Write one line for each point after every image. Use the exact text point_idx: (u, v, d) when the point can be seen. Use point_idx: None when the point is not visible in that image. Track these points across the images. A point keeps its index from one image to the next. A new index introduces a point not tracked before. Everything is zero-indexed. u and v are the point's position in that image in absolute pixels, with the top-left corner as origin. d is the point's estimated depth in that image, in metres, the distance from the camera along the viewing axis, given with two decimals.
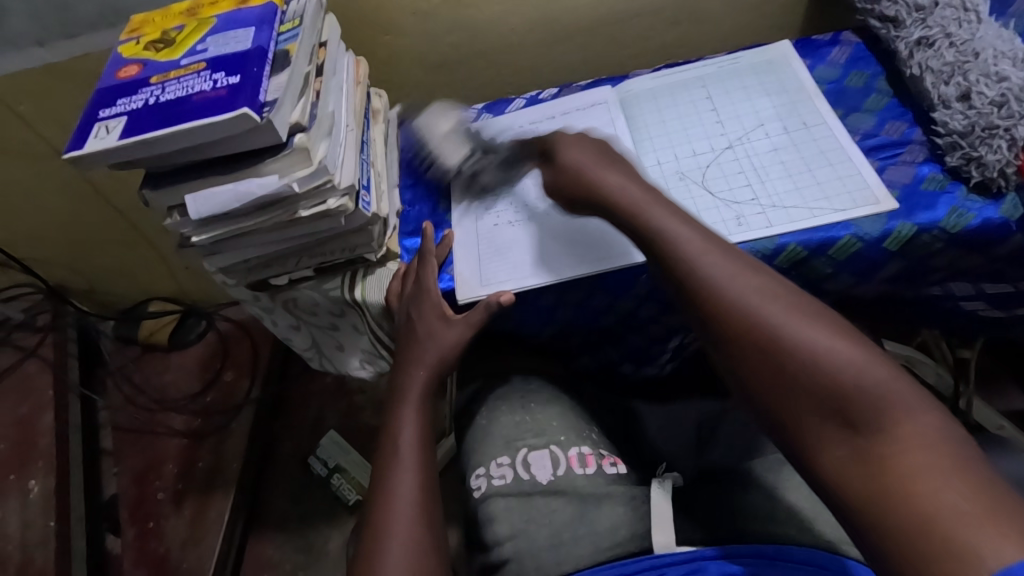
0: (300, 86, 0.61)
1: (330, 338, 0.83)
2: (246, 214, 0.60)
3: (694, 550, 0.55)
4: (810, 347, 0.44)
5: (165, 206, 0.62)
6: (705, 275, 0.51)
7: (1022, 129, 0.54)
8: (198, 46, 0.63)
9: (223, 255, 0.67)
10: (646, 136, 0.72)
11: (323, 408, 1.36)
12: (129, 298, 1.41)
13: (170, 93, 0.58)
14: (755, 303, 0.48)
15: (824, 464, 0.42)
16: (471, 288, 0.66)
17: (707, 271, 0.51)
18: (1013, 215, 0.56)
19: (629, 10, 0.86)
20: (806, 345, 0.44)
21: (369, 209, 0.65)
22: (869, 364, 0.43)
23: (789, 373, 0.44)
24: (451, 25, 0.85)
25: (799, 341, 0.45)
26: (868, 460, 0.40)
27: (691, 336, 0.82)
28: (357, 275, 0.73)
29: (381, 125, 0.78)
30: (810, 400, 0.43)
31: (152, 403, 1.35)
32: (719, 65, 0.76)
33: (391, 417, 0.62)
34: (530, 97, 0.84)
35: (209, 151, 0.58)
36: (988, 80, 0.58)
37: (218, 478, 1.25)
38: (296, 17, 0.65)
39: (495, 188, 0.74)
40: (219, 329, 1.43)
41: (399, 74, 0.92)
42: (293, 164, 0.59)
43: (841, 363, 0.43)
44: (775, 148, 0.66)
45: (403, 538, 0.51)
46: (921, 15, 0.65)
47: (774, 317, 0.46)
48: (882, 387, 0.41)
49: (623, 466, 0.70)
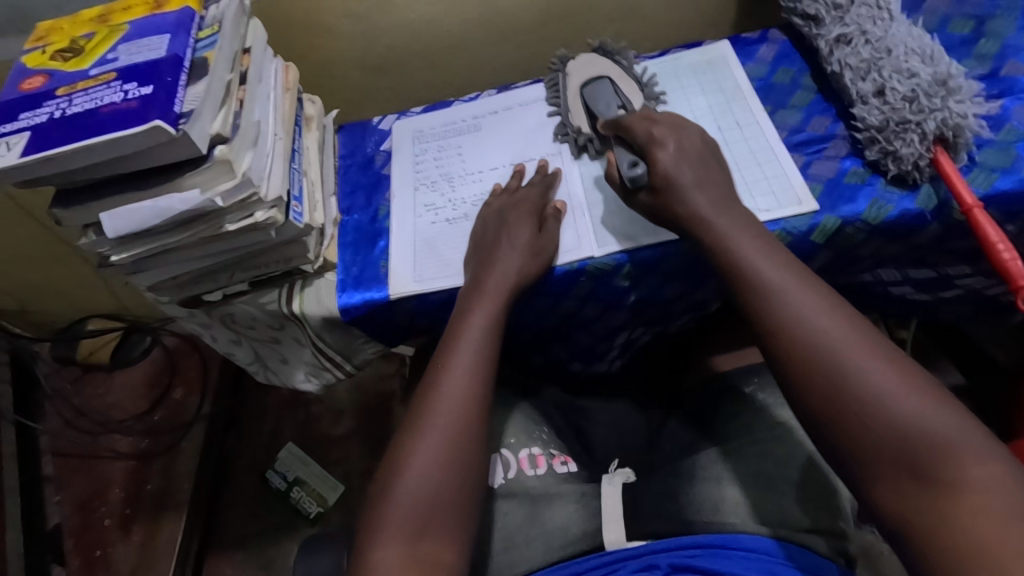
0: (221, 94, 0.58)
1: (272, 352, 0.79)
2: (168, 230, 0.58)
3: (644, 546, 0.56)
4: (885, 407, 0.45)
5: (79, 224, 0.59)
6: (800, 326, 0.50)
7: (931, 124, 0.56)
8: (109, 55, 0.59)
9: (150, 273, 0.64)
10: (583, 135, 0.72)
11: (278, 420, 1.31)
12: (64, 317, 1.31)
13: (78, 105, 0.55)
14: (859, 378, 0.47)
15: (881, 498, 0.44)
16: (406, 286, 0.67)
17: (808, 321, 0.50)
18: (928, 205, 0.58)
19: (564, 10, 0.85)
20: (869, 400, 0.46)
21: (301, 219, 0.64)
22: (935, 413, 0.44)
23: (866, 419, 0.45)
24: (385, 26, 0.84)
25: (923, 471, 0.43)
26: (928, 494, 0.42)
27: (636, 331, 0.80)
28: (295, 287, 0.70)
29: (315, 132, 0.76)
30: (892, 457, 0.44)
31: (95, 425, 1.29)
32: (658, 64, 0.76)
33: (446, 356, 0.59)
34: (469, 96, 0.82)
35: (124, 166, 0.55)
36: (901, 76, 0.60)
37: (170, 499, 1.21)
38: (215, 22, 0.62)
39: (436, 184, 0.74)
40: (165, 344, 1.37)
41: (335, 77, 0.89)
42: (217, 176, 0.56)
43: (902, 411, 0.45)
44: (711, 146, 0.68)
45: (432, 489, 0.52)
46: (838, 14, 0.67)
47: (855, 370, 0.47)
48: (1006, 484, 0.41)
49: (574, 464, 0.71)
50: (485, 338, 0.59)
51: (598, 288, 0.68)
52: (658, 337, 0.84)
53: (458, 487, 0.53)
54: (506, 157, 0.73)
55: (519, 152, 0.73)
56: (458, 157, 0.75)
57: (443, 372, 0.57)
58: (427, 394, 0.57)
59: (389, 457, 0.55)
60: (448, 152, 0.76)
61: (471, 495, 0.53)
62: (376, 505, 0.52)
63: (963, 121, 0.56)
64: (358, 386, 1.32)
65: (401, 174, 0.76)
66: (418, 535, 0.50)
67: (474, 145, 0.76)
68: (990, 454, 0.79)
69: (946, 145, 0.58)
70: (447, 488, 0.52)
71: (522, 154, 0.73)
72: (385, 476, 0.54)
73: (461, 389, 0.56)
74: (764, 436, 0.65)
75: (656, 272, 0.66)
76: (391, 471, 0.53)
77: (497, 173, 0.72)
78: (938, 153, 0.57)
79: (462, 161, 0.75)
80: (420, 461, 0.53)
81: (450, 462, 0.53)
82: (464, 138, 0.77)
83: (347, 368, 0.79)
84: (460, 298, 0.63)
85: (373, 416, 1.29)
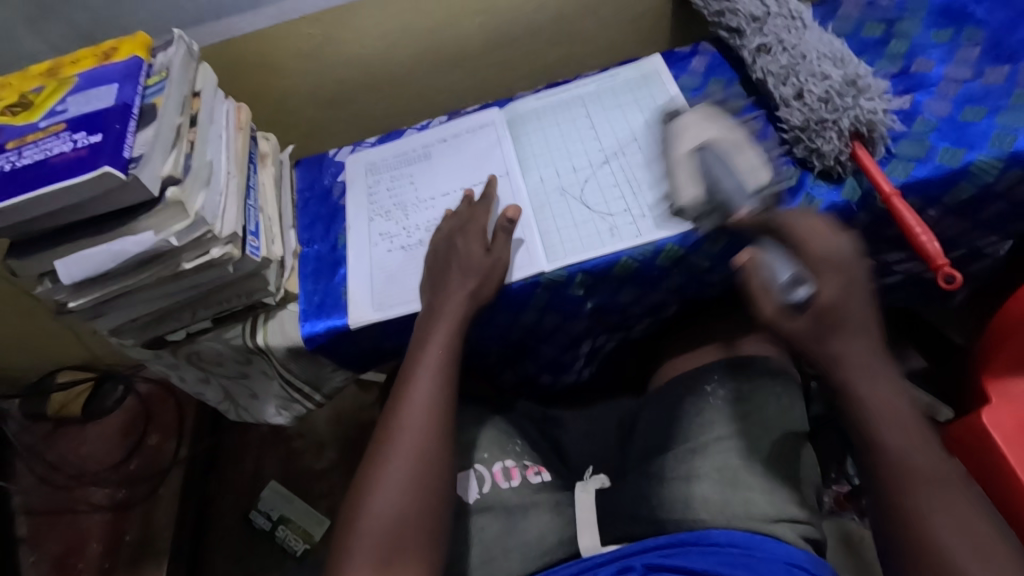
0: (171, 137, 0.60)
1: (242, 387, 0.79)
2: (125, 273, 0.59)
3: (619, 551, 0.58)
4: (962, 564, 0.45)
5: (35, 274, 0.59)
6: (891, 447, 0.49)
7: (846, 121, 0.61)
8: (59, 106, 0.61)
9: (111, 317, 0.64)
10: (529, 155, 0.75)
11: (260, 459, 1.30)
12: (33, 371, 1.29)
13: (27, 157, 0.56)
14: (934, 527, 0.47)
15: None
16: (365, 313, 0.68)
17: (894, 440, 0.49)
18: (853, 197, 0.62)
19: (507, 35, 0.89)
20: (936, 545, 0.46)
21: (258, 253, 0.65)
22: None
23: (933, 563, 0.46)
24: (335, 62, 0.86)
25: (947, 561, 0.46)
26: None
27: (600, 339, 0.82)
28: (258, 320, 0.71)
29: (270, 168, 0.78)
30: None
31: (70, 479, 1.25)
32: (596, 84, 0.80)
33: (403, 389, 0.60)
34: (420, 125, 0.85)
35: (75, 214, 0.56)
36: (816, 79, 0.65)
37: (150, 549, 1.18)
38: (162, 69, 0.64)
39: (390, 212, 0.76)
40: (138, 391, 1.35)
41: (292, 114, 0.92)
42: (170, 218, 0.58)
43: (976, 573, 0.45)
44: (649, 160, 0.71)
45: (392, 523, 0.52)
46: (758, 25, 0.71)
47: (931, 520, 0.47)
48: None
49: (548, 473, 0.72)
50: (443, 362, 0.61)
51: (557, 298, 0.70)
52: (622, 344, 0.86)
53: (426, 505, 0.54)
54: (456, 183, 0.75)
55: (467, 177, 0.75)
56: (410, 185, 0.78)
57: (404, 399, 0.59)
58: (390, 421, 0.58)
59: (355, 487, 0.56)
60: (401, 181, 0.78)
61: (438, 515, 0.54)
62: (346, 537, 0.53)
63: (874, 117, 0.61)
64: (337, 417, 1.32)
65: (356, 205, 0.78)
66: (387, 560, 0.51)
67: (425, 173, 0.78)
68: (947, 434, 0.78)
69: (863, 140, 0.62)
70: (416, 508, 0.53)
71: (472, 179, 0.75)
72: (351, 506, 0.55)
73: (422, 413, 0.58)
74: (727, 431, 0.67)
75: (609, 280, 0.68)
76: (359, 500, 0.54)
77: (449, 198, 0.74)
78: (857, 148, 0.62)
79: (415, 189, 0.77)
80: (382, 494, 0.54)
81: (413, 490, 0.54)
82: (415, 166, 0.79)
83: (317, 398, 0.80)
84: (418, 324, 0.65)
85: (353, 447, 1.28)
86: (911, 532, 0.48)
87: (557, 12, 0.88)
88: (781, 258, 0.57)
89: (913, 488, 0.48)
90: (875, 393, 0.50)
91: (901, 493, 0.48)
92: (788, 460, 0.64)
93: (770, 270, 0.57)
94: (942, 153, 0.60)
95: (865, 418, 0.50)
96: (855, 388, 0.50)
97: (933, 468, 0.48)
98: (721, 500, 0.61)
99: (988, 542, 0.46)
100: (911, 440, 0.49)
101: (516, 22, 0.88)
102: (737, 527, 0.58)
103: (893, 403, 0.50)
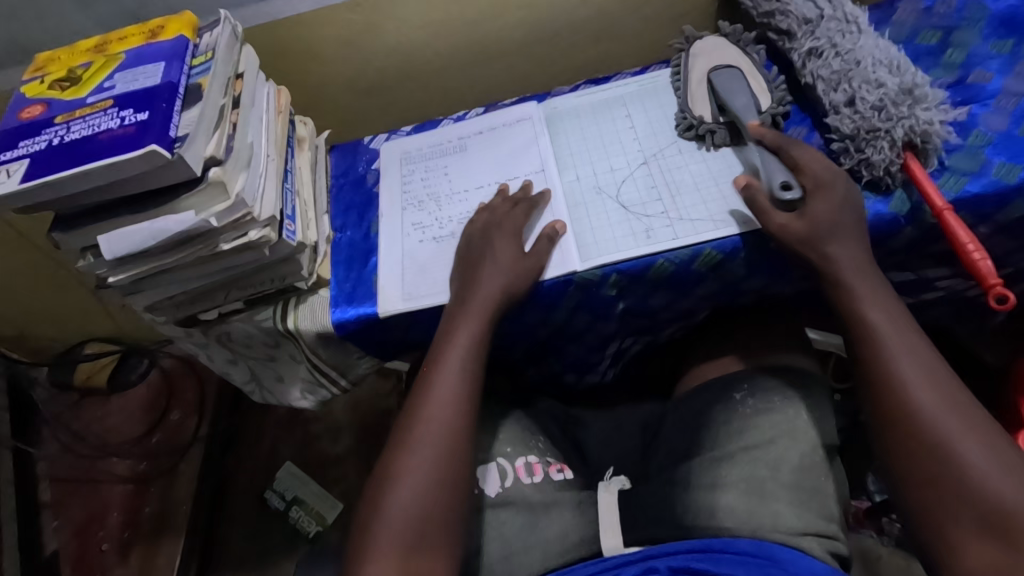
0: (214, 118, 0.60)
1: (268, 369, 0.80)
2: (163, 251, 0.59)
3: (643, 552, 0.57)
4: (970, 463, 0.49)
5: (78, 247, 0.60)
6: (895, 368, 0.54)
7: (899, 131, 0.59)
8: (106, 83, 0.61)
9: (147, 293, 0.65)
10: (566, 152, 0.75)
11: (278, 439, 1.32)
12: (62, 341, 1.31)
13: (75, 132, 0.57)
14: (935, 419, 0.51)
15: (966, 561, 0.48)
16: (392, 302, 0.68)
17: (895, 354, 0.55)
18: (901, 210, 0.61)
19: (549, 30, 0.88)
20: (946, 442, 0.50)
21: (293, 237, 0.66)
22: None
23: (943, 459, 0.50)
24: (374, 50, 0.86)
25: (951, 452, 0.50)
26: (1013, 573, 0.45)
27: (627, 340, 0.81)
28: (289, 304, 0.71)
29: (307, 153, 0.78)
30: (975, 515, 0.48)
31: (94, 450, 1.28)
32: (638, 84, 0.79)
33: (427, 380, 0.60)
34: (458, 115, 0.84)
35: (120, 190, 0.57)
36: (869, 86, 0.63)
37: (168, 522, 1.21)
38: (208, 50, 0.64)
39: (423, 202, 0.76)
40: (163, 366, 1.37)
41: (328, 101, 0.92)
42: (211, 198, 0.58)
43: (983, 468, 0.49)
44: (695, 166, 0.70)
45: (412, 515, 0.53)
46: (809, 27, 0.70)
47: (938, 418, 0.51)
48: None
49: (570, 471, 0.71)
50: (469, 358, 0.60)
51: (589, 298, 0.69)
52: (649, 347, 0.85)
53: (445, 501, 0.54)
54: (491, 177, 0.75)
55: (503, 171, 0.75)
56: (444, 177, 0.77)
57: (429, 389, 0.59)
58: (415, 411, 0.58)
59: (376, 474, 0.56)
60: (435, 173, 0.78)
61: (458, 512, 0.55)
62: (365, 527, 0.54)
63: (929, 128, 0.59)
64: (355, 404, 1.33)
65: (388, 193, 0.78)
66: (406, 552, 0.51)
67: (460, 165, 0.77)
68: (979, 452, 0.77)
69: (916, 152, 0.61)
70: (435, 502, 0.54)
71: (509, 173, 0.75)
72: (371, 495, 0.55)
73: (445, 407, 0.58)
74: (758, 440, 0.65)
75: (641, 282, 0.67)
76: (381, 489, 0.55)
77: (482, 193, 0.74)
78: (909, 159, 0.60)
79: (449, 182, 0.77)
80: (404, 486, 0.54)
81: (433, 484, 0.54)
82: (449, 158, 0.79)
83: (343, 383, 0.80)
84: (444, 316, 0.64)
85: (370, 433, 1.29)
86: (917, 431, 0.52)
87: (600, 7, 0.86)
88: (775, 166, 0.62)
89: (914, 393, 0.53)
90: (884, 318, 0.56)
91: (902, 404, 0.53)
92: (817, 474, 0.63)
93: (767, 176, 0.62)
94: (997, 169, 0.58)
95: (871, 341, 0.56)
96: (865, 315, 0.57)
97: (939, 378, 0.53)
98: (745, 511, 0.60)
99: (995, 439, 0.50)
100: (914, 352, 0.55)
101: (558, 17, 0.87)
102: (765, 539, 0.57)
103: (896, 322, 0.56)
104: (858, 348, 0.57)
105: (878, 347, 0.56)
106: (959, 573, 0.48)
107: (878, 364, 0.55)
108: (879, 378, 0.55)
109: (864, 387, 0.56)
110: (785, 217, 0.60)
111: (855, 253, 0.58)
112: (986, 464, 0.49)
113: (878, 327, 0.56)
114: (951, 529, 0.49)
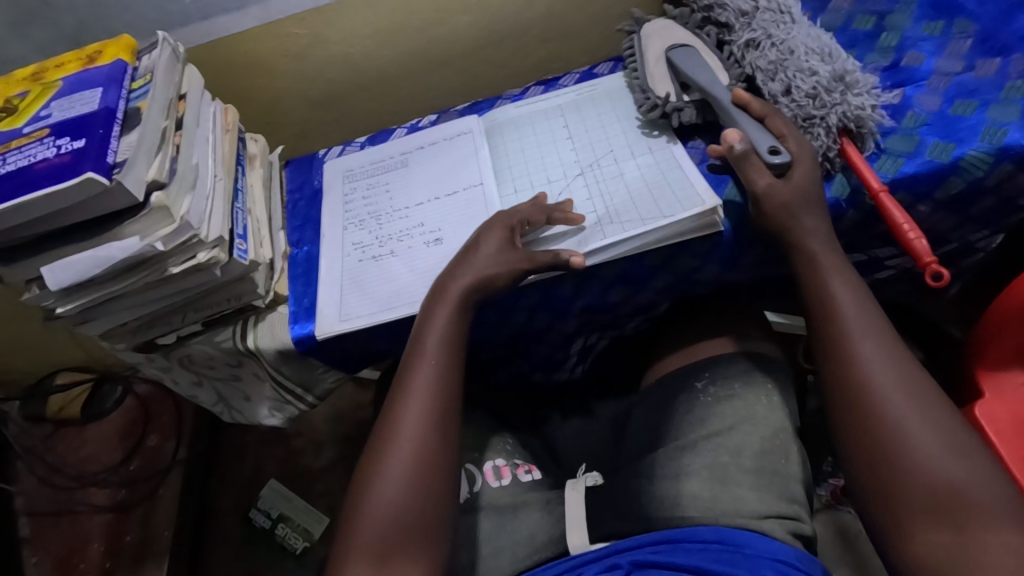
0: (156, 141, 0.60)
1: (234, 389, 0.79)
2: (110, 278, 0.59)
3: (607, 549, 0.58)
4: (919, 443, 0.49)
5: (22, 280, 0.59)
6: (852, 347, 0.55)
7: (833, 117, 0.62)
8: (43, 112, 0.61)
9: (99, 322, 0.64)
10: (505, 165, 0.75)
11: (260, 457, 1.31)
12: (29, 373, 1.26)
13: (11, 163, 0.56)
14: (887, 398, 0.52)
15: (911, 540, 0.48)
16: (329, 324, 0.67)
17: (853, 335, 0.55)
18: (842, 194, 0.62)
19: (497, 33, 0.88)
20: (897, 422, 0.51)
21: (246, 256, 0.65)
22: (977, 476, 0.48)
23: (893, 439, 0.50)
24: (324, 62, 0.86)
25: (901, 431, 0.50)
26: (958, 553, 0.45)
27: (592, 337, 0.82)
28: (248, 323, 0.71)
29: (259, 169, 0.78)
30: (922, 495, 0.48)
31: (71, 481, 1.25)
32: (576, 94, 0.81)
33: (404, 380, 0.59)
34: (410, 125, 0.85)
35: (62, 220, 0.56)
36: (803, 75, 0.65)
37: (150, 549, 1.19)
38: (147, 73, 0.64)
39: (364, 222, 0.76)
40: (137, 392, 1.35)
41: (282, 116, 0.92)
42: (156, 223, 0.58)
43: (930, 448, 0.49)
44: (633, 169, 0.70)
45: (383, 521, 0.53)
46: (746, 20, 0.71)
47: (890, 398, 0.52)
48: (990, 502, 0.46)
49: (538, 472, 0.72)
50: (448, 362, 0.60)
51: (546, 297, 0.70)
52: (615, 343, 0.86)
53: (425, 508, 0.54)
54: (431, 193, 0.75)
55: (442, 187, 0.75)
56: (385, 194, 0.77)
57: (405, 388, 0.59)
58: (393, 414, 0.58)
59: (357, 477, 0.56)
60: (377, 190, 0.78)
61: (440, 519, 0.54)
62: (344, 531, 0.54)
63: (861, 112, 0.62)
64: (336, 417, 1.32)
65: (331, 211, 0.78)
66: (383, 564, 0.51)
67: (404, 180, 0.78)
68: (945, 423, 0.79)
69: (852, 136, 0.63)
70: (416, 507, 0.54)
71: (446, 188, 0.75)
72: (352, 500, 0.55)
73: (423, 411, 0.57)
74: (720, 427, 0.66)
75: (597, 279, 0.68)
76: (361, 496, 0.55)
77: (422, 209, 0.74)
78: (844, 143, 0.62)
79: (390, 199, 0.77)
80: (381, 490, 0.54)
81: (410, 490, 0.54)
82: (392, 174, 0.79)
83: (309, 399, 0.80)
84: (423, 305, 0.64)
85: (351, 445, 1.29)
86: (871, 411, 0.52)
87: (546, 9, 0.87)
88: (762, 133, 0.63)
89: (869, 373, 0.53)
90: (847, 297, 0.57)
91: (856, 384, 0.53)
92: (776, 457, 0.63)
93: (754, 140, 0.62)
94: (932, 149, 0.60)
95: (831, 321, 0.57)
96: (829, 293, 0.57)
97: (895, 358, 0.54)
98: (711, 498, 0.61)
99: (947, 420, 0.50)
100: (873, 332, 0.55)
101: (506, 20, 0.87)
102: (729, 524, 0.58)
103: (859, 302, 0.57)
104: (820, 330, 0.57)
105: (837, 328, 0.56)
106: (907, 553, 0.48)
107: (837, 343, 0.56)
108: (836, 358, 0.55)
109: (822, 367, 0.57)
110: (770, 179, 0.60)
111: (820, 224, 0.59)
112: (932, 445, 0.49)
113: (844, 305, 0.57)
114: (899, 509, 0.49)
